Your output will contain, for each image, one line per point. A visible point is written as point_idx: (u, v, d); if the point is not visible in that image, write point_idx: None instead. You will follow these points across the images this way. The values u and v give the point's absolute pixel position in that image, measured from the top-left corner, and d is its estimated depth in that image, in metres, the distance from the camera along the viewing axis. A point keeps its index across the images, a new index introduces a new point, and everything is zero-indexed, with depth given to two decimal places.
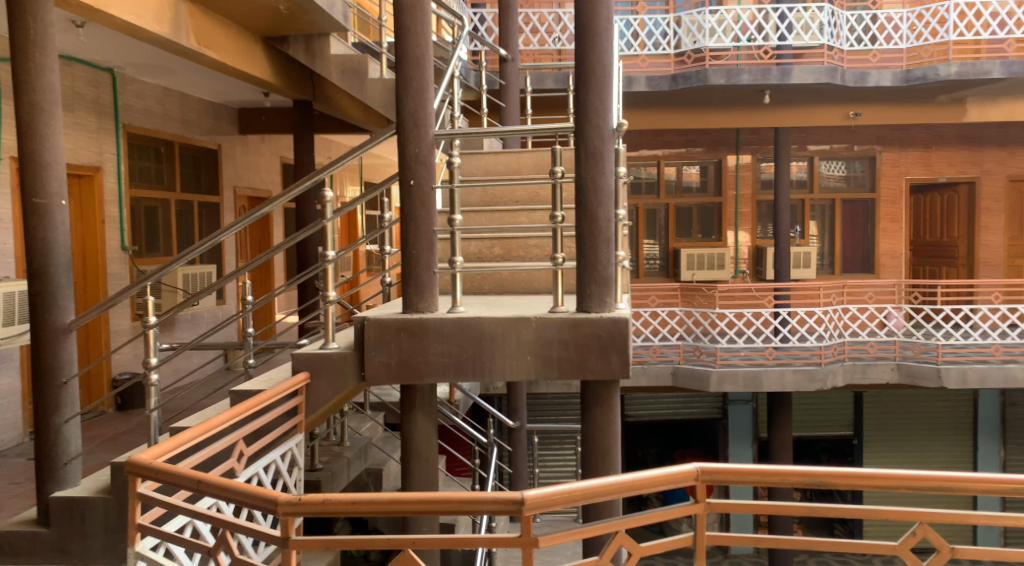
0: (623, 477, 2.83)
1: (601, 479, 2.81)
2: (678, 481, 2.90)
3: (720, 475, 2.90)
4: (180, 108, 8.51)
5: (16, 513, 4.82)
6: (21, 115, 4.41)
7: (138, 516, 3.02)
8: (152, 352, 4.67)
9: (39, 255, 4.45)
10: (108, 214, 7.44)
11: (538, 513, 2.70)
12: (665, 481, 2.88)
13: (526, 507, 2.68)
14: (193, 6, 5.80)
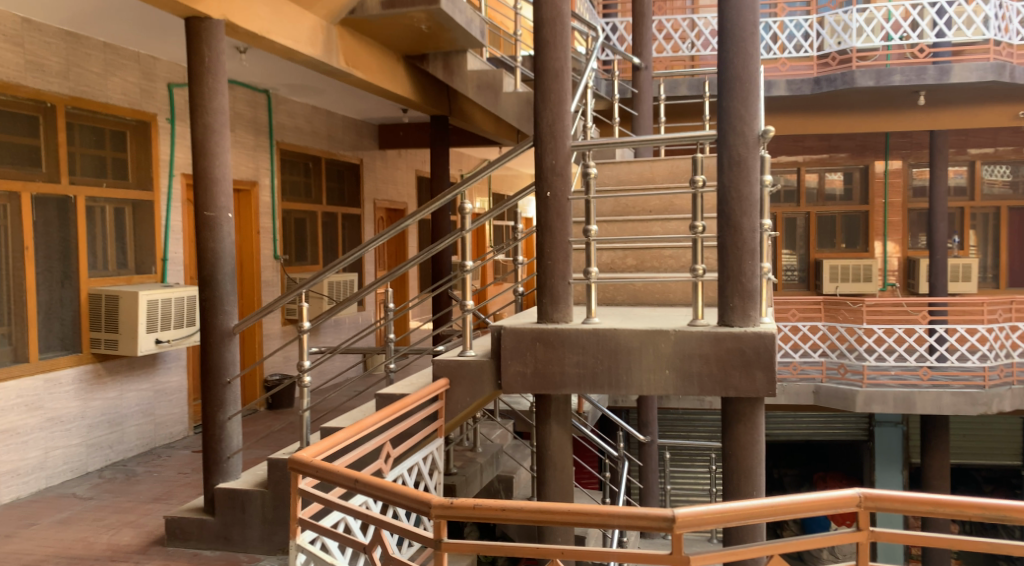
0: (779, 499, 2.75)
1: (753, 500, 2.74)
2: (838, 507, 2.79)
3: (886, 503, 2.79)
4: (327, 125, 8.98)
5: (184, 501, 5.23)
6: (195, 135, 4.81)
7: (299, 510, 3.22)
8: (306, 355, 4.95)
9: (208, 264, 4.83)
10: (263, 225, 7.94)
11: (689, 531, 2.65)
12: (826, 506, 2.78)
13: (678, 525, 2.62)
14: (344, 28, 6.12)
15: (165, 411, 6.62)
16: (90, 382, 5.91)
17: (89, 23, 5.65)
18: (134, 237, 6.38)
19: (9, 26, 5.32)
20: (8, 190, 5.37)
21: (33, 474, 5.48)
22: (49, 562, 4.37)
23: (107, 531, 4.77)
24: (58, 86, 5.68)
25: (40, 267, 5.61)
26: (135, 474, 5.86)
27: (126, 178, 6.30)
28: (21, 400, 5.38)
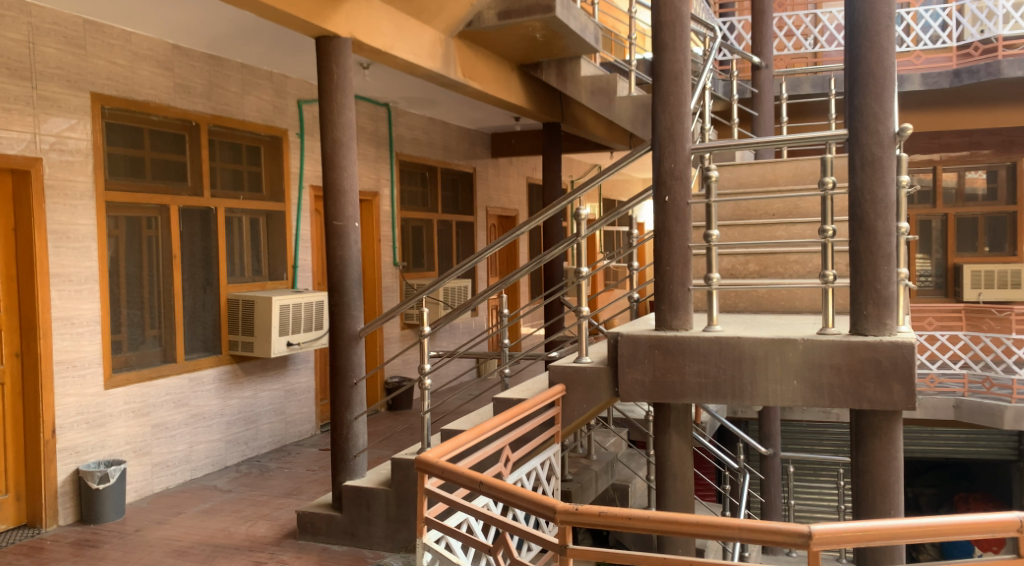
0: (929, 520, 2.62)
1: (899, 519, 2.62)
2: (996, 530, 2.62)
3: None
4: (443, 136, 9.20)
5: (313, 497, 5.47)
6: (326, 149, 5.04)
7: (425, 509, 3.31)
8: (427, 359, 5.06)
9: (337, 270, 5.04)
10: (383, 233, 8.21)
11: (827, 550, 2.57)
12: (981, 529, 2.62)
13: (815, 542, 2.55)
14: (462, 41, 6.27)
15: (295, 410, 6.95)
16: (228, 383, 6.27)
17: (230, 46, 6.01)
18: (267, 246, 6.72)
19: (160, 52, 5.74)
20: (158, 203, 5.77)
21: (180, 466, 5.86)
22: (195, 550, 4.66)
23: (245, 522, 5.05)
24: (202, 106, 6.06)
25: (185, 274, 5.99)
26: (268, 469, 6.18)
27: (260, 190, 6.65)
28: (168, 397, 5.77)
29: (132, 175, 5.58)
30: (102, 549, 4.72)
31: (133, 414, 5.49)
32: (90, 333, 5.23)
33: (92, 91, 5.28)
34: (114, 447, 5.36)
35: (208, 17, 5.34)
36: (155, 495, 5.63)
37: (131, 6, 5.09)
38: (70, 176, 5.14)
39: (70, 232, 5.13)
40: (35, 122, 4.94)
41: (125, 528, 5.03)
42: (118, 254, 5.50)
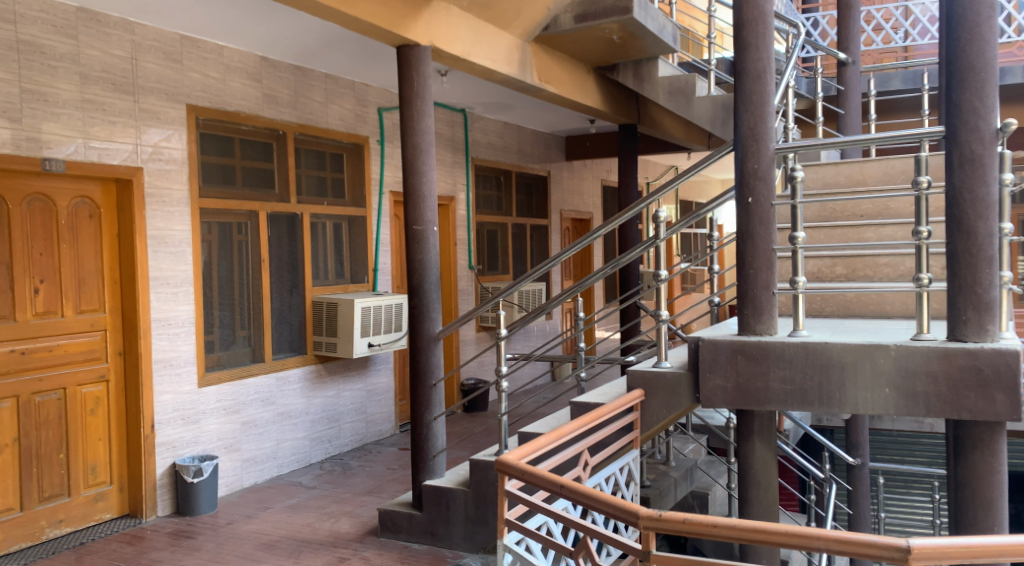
0: None
1: (1003, 537, 2.52)
2: None
3: None
4: (518, 140, 9.24)
5: (394, 495, 5.57)
6: (406, 156, 5.13)
7: (506, 511, 3.30)
8: (504, 361, 5.05)
9: (417, 273, 5.12)
10: (459, 237, 8.29)
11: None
12: None
13: (913, 558, 2.47)
14: (538, 46, 6.30)
15: (375, 410, 7.08)
16: (312, 382, 6.44)
17: (315, 56, 6.18)
18: (350, 250, 6.88)
19: (250, 64, 5.94)
20: (248, 209, 5.96)
21: (267, 463, 6.03)
22: (282, 544, 4.80)
23: (329, 518, 5.18)
24: (289, 115, 6.24)
25: (272, 277, 6.18)
26: (350, 467, 6.32)
27: (343, 196, 6.80)
28: (257, 396, 5.96)
29: (224, 183, 5.80)
30: (196, 540, 4.90)
31: (225, 411, 5.68)
32: (185, 334, 5.44)
33: (188, 103, 5.50)
34: (207, 443, 5.57)
35: (296, 29, 5.51)
36: (244, 489, 5.82)
37: (224, 21, 5.29)
38: (167, 184, 5.36)
39: (167, 237, 5.35)
40: (136, 133, 5.18)
41: (218, 521, 5.22)
42: (211, 258, 5.71)
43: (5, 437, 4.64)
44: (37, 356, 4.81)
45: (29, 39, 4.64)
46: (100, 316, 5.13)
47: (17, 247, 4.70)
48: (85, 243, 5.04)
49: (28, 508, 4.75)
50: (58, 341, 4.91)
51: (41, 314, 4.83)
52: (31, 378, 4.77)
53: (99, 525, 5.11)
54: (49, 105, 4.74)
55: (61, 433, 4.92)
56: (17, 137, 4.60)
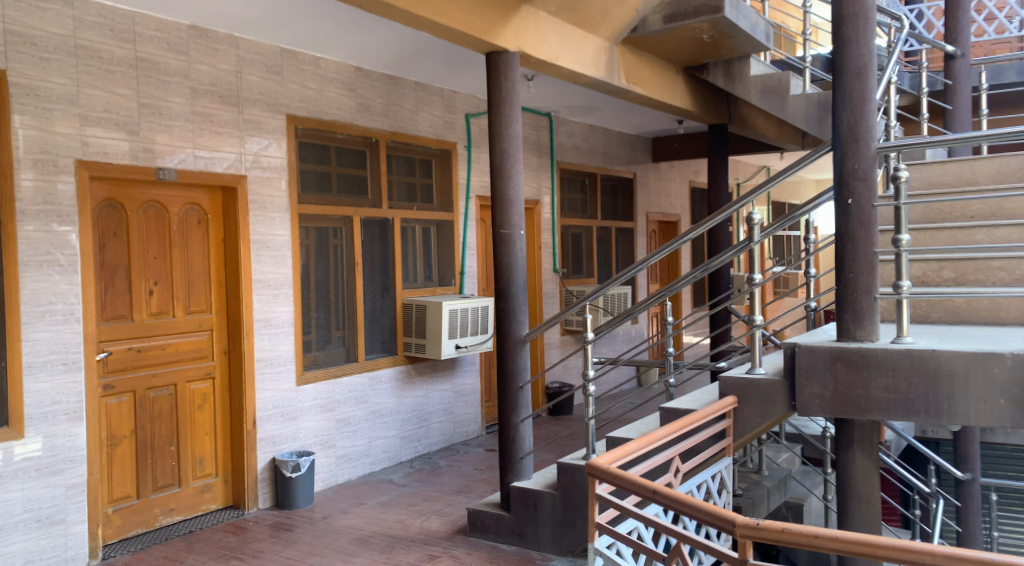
0: None
1: None
2: None
3: None
4: (603, 143, 9.20)
5: (482, 496, 5.63)
6: (494, 160, 5.18)
7: (597, 515, 3.29)
8: (591, 364, 4.99)
9: (504, 277, 5.16)
10: (544, 240, 8.30)
11: None
12: None
13: None
14: (626, 48, 6.26)
15: (463, 411, 7.16)
16: (403, 382, 6.56)
17: (406, 65, 6.31)
18: (438, 254, 6.98)
19: (345, 74, 6.09)
20: (342, 215, 6.12)
21: (360, 460, 6.18)
22: (376, 540, 4.92)
23: (420, 516, 5.28)
24: (382, 123, 6.39)
25: (365, 280, 6.33)
26: (439, 467, 6.41)
27: (431, 201, 6.91)
28: (351, 394, 6.10)
29: (321, 190, 5.97)
30: (295, 533, 5.06)
31: (321, 409, 5.85)
32: (285, 334, 5.63)
33: (288, 113, 5.68)
34: (304, 439, 5.75)
35: (389, 39, 5.63)
36: (339, 485, 5.97)
37: (321, 34, 5.45)
38: (268, 191, 5.56)
39: (268, 241, 5.55)
40: (240, 142, 5.39)
41: (315, 515, 5.37)
42: (309, 262, 5.89)
43: (123, 429, 4.88)
44: (151, 354, 5.04)
45: (146, 56, 4.89)
46: (207, 316, 5.36)
47: (135, 250, 4.95)
48: (193, 247, 5.28)
49: (144, 496, 4.98)
50: (169, 339, 5.14)
51: (155, 314, 5.07)
52: (146, 375, 5.01)
53: (206, 515, 5.33)
54: (162, 117, 4.98)
55: (172, 426, 5.15)
56: (135, 149, 4.85)
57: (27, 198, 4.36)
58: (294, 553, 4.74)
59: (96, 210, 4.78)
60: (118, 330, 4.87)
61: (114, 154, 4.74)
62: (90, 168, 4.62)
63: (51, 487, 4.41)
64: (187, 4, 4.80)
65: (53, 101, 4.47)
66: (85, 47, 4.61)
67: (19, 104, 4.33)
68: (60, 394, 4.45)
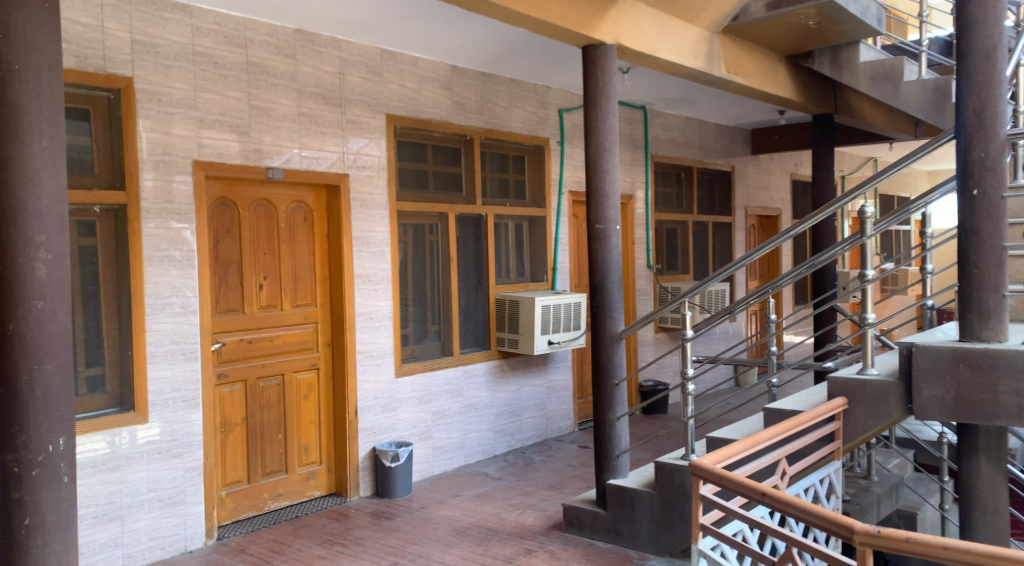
0: None
1: None
2: None
3: None
4: (700, 135, 9.06)
5: (577, 492, 5.64)
6: (591, 155, 5.17)
7: (700, 515, 3.26)
8: (690, 363, 4.92)
9: (600, 272, 5.16)
10: (638, 236, 8.24)
11: None
12: None
13: None
14: (726, 37, 6.14)
15: (555, 407, 7.19)
16: (497, 376, 6.63)
17: (501, 62, 6.36)
18: (530, 249, 7.03)
19: (442, 73, 6.20)
20: (438, 211, 6.23)
21: (456, 452, 6.28)
22: (472, 531, 5.00)
23: (515, 510, 5.34)
24: (476, 121, 6.47)
25: (460, 275, 6.43)
26: (533, 461, 6.47)
27: (524, 197, 6.96)
28: (447, 387, 6.22)
29: (418, 187, 6.10)
30: (395, 521, 5.19)
31: (418, 401, 5.98)
32: (384, 328, 5.78)
33: (387, 113, 5.82)
34: (402, 430, 5.89)
35: (486, 37, 5.69)
36: (435, 476, 6.09)
37: (422, 33, 5.55)
38: (369, 189, 5.71)
39: (369, 238, 5.70)
40: (343, 142, 5.56)
41: (412, 504, 5.50)
42: (406, 258, 6.04)
43: (236, 417, 5.11)
44: (262, 344, 5.25)
45: (257, 61, 5.10)
46: (313, 310, 5.54)
47: (246, 246, 5.17)
48: (300, 243, 5.47)
49: (254, 480, 5.20)
50: (278, 331, 5.35)
51: (265, 307, 5.28)
52: (257, 364, 5.23)
53: (310, 501, 5.52)
54: (271, 119, 5.18)
55: (280, 415, 5.36)
56: (246, 149, 5.05)
57: (149, 198, 4.60)
58: (394, 542, 4.87)
59: (211, 208, 5.01)
60: (231, 322, 5.09)
61: (227, 154, 4.96)
62: (206, 168, 4.86)
63: (172, 469, 4.67)
64: (295, 9, 4.97)
65: (173, 105, 4.71)
66: (202, 54, 4.83)
67: (143, 109, 4.58)
68: (179, 381, 4.70)
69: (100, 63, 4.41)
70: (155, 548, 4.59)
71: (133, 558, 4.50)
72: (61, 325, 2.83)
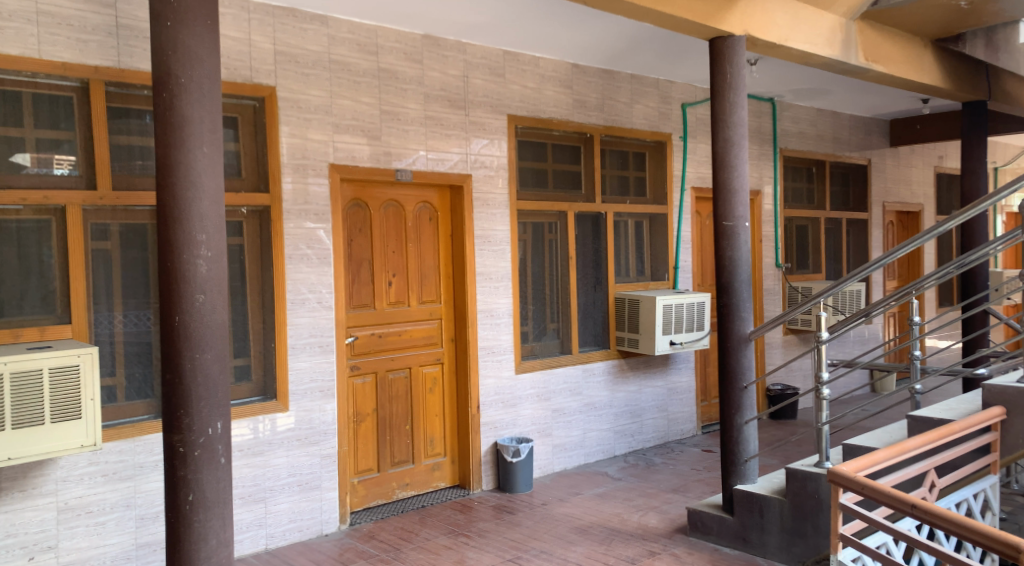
0: None
1: None
2: None
3: None
4: (833, 127, 8.72)
5: (701, 495, 5.54)
6: (719, 151, 5.06)
7: (841, 525, 3.14)
8: (824, 367, 4.72)
9: (728, 270, 5.03)
10: (765, 233, 7.99)
11: None
12: None
13: None
14: (865, 23, 5.87)
15: (678, 409, 7.08)
16: (617, 376, 6.59)
17: (623, 59, 6.31)
18: (651, 247, 6.94)
19: (563, 72, 6.21)
20: (558, 210, 6.25)
21: (576, 450, 6.28)
22: (594, 530, 4.99)
23: (637, 511, 5.29)
24: (597, 119, 6.44)
25: (579, 273, 6.43)
26: (654, 463, 6.39)
27: (645, 194, 6.89)
28: (566, 385, 6.23)
29: (538, 186, 6.13)
30: (517, 516, 5.24)
31: (538, 398, 6.02)
32: (505, 325, 5.85)
33: (509, 113, 5.88)
34: (523, 426, 5.94)
35: (610, 34, 5.66)
36: (556, 473, 6.11)
37: (546, 32, 5.57)
38: (491, 189, 5.79)
39: (490, 236, 5.78)
40: (466, 143, 5.65)
41: (534, 500, 5.54)
42: (526, 256, 6.09)
43: (367, 407, 5.29)
44: (391, 339, 5.40)
45: (387, 67, 5.25)
46: (437, 306, 5.66)
47: (377, 244, 5.34)
48: (426, 242, 5.60)
49: (383, 469, 5.37)
50: (405, 327, 5.49)
51: (394, 303, 5.44)
52: (387, 357, 5.39)
53: (436, 492, 5.65)
54: (400, 123, 5.32)
55: (408, 407, 5.51)
56: (376, 152, 5.20)
57: (289, 200, 4.82)
58: (516, 536, 4.91)
59: (345, 208, 5.20)
60: (363, 317, 5.27)
61: (360, 157, 5.13)
62: (341, 171, 5.04)
63: (310, 455, 4.87)
64: (424, 15, 5.09)
65: (311, 111, 4.91)
66: (337, 62, 5.02)
67: (284, 116, 4.80)
68: (317, 372, 4.91)
69: (247, 74, 4.65)
70: (295, 530, 4.81)
71: (275, 539, 4.73)
72: (219, 317, 3.00)
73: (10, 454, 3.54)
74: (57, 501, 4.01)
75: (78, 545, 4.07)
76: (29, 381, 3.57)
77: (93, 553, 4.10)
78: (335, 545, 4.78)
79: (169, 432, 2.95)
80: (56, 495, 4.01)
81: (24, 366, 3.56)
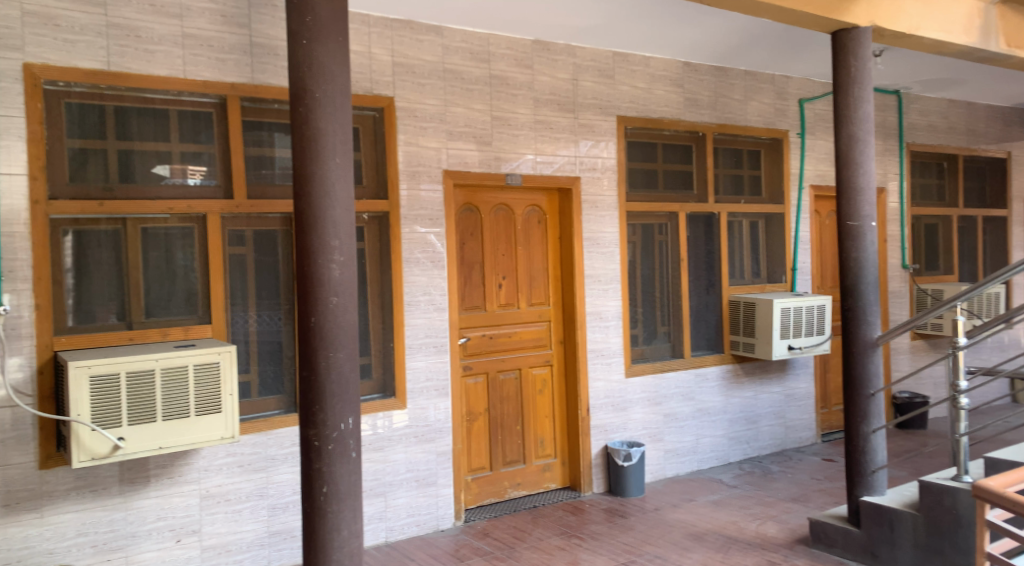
0: None
1: None
2: None
3: None
4: (966, 118, 8.26)
5: (822, 506, 5.33)
6: (842, 147, 4.86)
7: (987, 543, 2.94)
8: (962, 374, 4.39)
9: (852, 272, 4.82)
10: (890, 232, 7.63)
11: None
12: None
13: None
14: (1006, 7, 5.52)
15: (796, 416, 6.84)
16: (730, 381, 6.43)
17: (737, 56, 6.16)
18: (767, 248, 6.74)
19: (674, 71, 6.12)
20: (669, 211, 6.15)
21: (688, 456, 6.17)
22: (710, 537, 4.89)
23: (754, 520, 5.15)
24: (710, 117, 6.31)
25: (691, 276, 6.30)
26: (771, 471, 6.20)
27: (761, 193, 6.69)
28: (678, 390, 6.11)
29: (648, 187, 6.06)
30: (630, 520, 5.19)
31: (648, 402, 5.94)
32: (615, 328, 5.80)
33: (619, 115, 5.84)
34: (634, 430, 5.88)
35: (725, 31, 5.53)
36: (668, 479, 6.02)
37: (660, 32, 5.50)
38: (600, 191, 5.75)
39: (600, 239, 5.74)
40: (575, 146, 5.64)
41: (646, 505, 5.47)
42: (636, 258, 6.03)
43: (479, 407, 5.35)
44: (501, 341, 5.45)
45: (499, 73, 5.30)
46: (546, 309, 5.67)
47: (487, 247, 5.39)
48: (535, 245, 5.61)
49: (496, 468, 5.42)
50: (515, 329, 5.52)
51: (504, 305, 5.48)
52: (497, 359, 5.43)
53: (547, 492, 5.65)
54: (510, 128, 5.36)
55: (518, 408, 5.54)
56: (487, 158, 5.25)
57: (406, 206, 4.93)
58: (630, 540, 4.86)
59: (457, 213, 5.28)
60: (475, 318, 5.34)
61: (471, 163, 5.19)
62: (454, 176, 5.12)
63: (426, 452, 4.97)
64: (537, 20, 5.12)
65: (427, 119, 5.01)
66: (452, 70, 5.10)
67: (402, 125, 4.92)
68: (432, 372, 5.01)
69: (368, 85, 4.80)
70: (412, 524, 4.91)
71: (394, 532, 4.84)
72: (350, 318, 3.10)
73: (161, 444, 3.75)
74: (199, 489, 4.23)
75: (218, 530, 4.27)
76: (177, 378, 3.78)
77: (231, 539, 4.31)
78: (451, 540, 4.85)
79: (305, 426, 3.07)
80: (198, 483, 4.23)
81: (171, 363, 3.77)
